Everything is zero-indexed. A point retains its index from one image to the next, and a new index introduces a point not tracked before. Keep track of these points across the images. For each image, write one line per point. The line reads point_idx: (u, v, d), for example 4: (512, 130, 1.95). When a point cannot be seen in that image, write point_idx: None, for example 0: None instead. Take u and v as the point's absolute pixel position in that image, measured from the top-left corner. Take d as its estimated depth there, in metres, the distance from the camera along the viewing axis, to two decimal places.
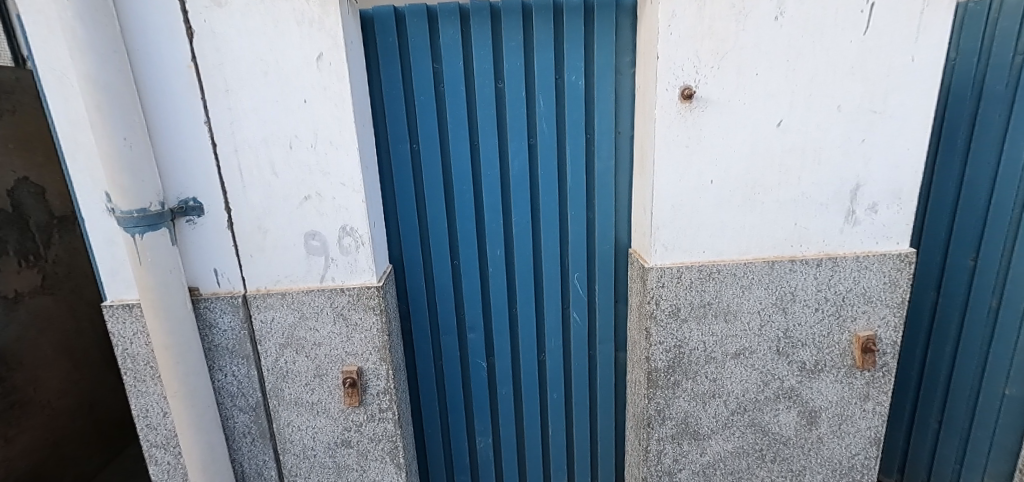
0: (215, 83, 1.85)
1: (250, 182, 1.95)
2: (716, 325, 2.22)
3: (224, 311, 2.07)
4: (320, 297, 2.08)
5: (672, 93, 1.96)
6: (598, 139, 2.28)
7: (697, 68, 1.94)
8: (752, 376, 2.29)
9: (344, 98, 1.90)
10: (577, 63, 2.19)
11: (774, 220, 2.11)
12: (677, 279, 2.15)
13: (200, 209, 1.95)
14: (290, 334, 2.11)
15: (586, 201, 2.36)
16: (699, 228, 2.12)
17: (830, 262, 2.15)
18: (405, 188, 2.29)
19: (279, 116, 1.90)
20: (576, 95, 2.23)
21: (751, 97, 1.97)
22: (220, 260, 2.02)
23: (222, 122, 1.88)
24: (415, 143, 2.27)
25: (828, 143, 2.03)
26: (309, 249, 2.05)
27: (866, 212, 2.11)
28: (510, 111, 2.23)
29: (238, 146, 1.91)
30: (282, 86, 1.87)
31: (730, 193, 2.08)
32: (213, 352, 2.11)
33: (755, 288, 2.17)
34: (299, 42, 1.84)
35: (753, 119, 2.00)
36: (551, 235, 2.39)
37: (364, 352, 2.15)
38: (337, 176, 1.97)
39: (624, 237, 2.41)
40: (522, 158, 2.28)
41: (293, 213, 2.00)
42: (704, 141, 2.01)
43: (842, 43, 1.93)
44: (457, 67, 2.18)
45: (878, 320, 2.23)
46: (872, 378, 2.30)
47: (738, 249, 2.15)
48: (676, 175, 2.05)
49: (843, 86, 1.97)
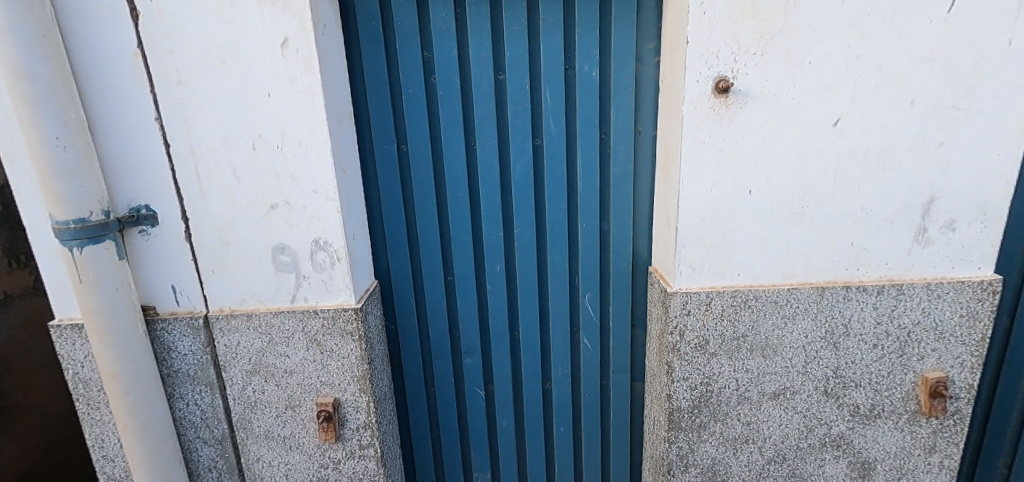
0: (166, 73, 1.59)
1: (209, 188, 1.70)
2: (751, 361, 1.88)
3: (184, 334, 1.82)
4: (290, 320, 1.82)
5: (705, 85, 1.62)
6: (614, 139, 1.96)
7: (736, 55, 1.60)
8: (794, 421, 1.94)
9: (315, 91, 1.62)
10: (590, 50, 1.87)
11: (825, 239, 1.76)
12: (705, 307, 1.83)
13: (154, 218, 1.71)
14: (258, 360, 1.87)
15: (600, 212, 2.05)
16: (734, 246, 1.78)
17: (893, 290, 1.79)
18: (392, 196, 2.00)
19: (240, 112, 1.64)
20: (589, 88, 1.91)
21: (802, 90, 1.62)
22: (178, 274, 1.78)
23: (175, 119, 1.63)
24: (404, 144, 1.97)
25: (896, 147, 1.67)
26: (278, 265, 1.79)
27: (940, 231, 1.74)
28: (512, 108, 1.93)
29: (194, 147, 1.66)
30: (243, 77, 1.61)
31: (773, 205, 1.73)
32: (172, 378, 1.87)
33: (800, 319, 1.83)
34: (261, 25, 1.57)
35: (802, 118, 1.65)
36: (558, 250, 2.08)
37: (341, 382, 1.90)
38: (308, 182, 1.70)
39: (643, 253, 2.10)
40: (525, 161, 1.98)
41: (259, 224, 1.74)
42: (743, 143, 1.67)
43: (920, 22, 1.56)
44: (451, 57, 1.88)
45: (951, 360, 1.85)
46: (940, 427, 1.92)
47: (781, 272, 1.80)
48: (707, 183, 1.71)
49: (918, 77, 1.60)
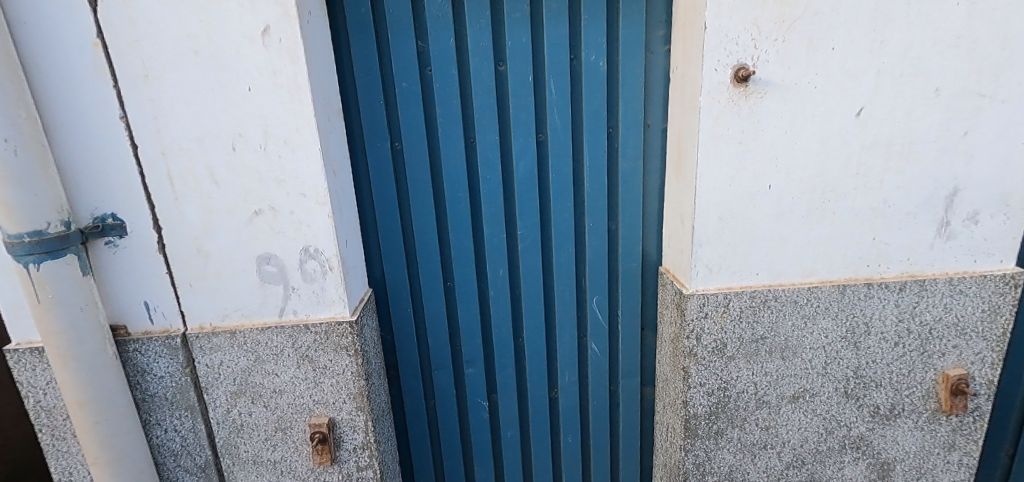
0: (131, 66, 1.42)
1: (184, 193, 1.53)
2: (770, 363, 1.80)
3: (159, 354, 1.66)
4: (279, 336, 1.67)
5: (724, 74, 1.52)
6: (623, 134, 1.85)
7: (756, 42, 1.50)
8: (813, 424, 1.87)
9: (301, 85, 1.47)
10: (597, 39, 1.76)
11: (846, 235, 1.68)
12: (723, 309, 1.73)
13: (122, 228, 1.54)
14: (243, 380, 1.71)
15: (608, 210, 1.94)
16: (753, 245, 1.69)
17: (915, 286, 1.72)
18: (387, 198, 1.86)
19: (217, 109, 1.47)
20: (595, 79, 1.79)
21: (825, 79, 1.54)
22: (151, 290, 1.61)
23: (143, 118, 1.46)
24: (398, 142, 1.83)
25: (920, 138, 1.59)
26: (263, 276, 1.63)
27: (963, 223, 1.68)
28: (514, 101, 1.80)
29: (166, 148, 1.49)
30: (218, 70, 1.44)
31: (793, 200, 1.64)
32: (147, 403, 1.70)
33: (821, 318, 1.75)
34: (239, 12, 1.41)
35: (825, 108, 1.56)
36: (564, 252, 1.97)
37: (336, 401, 1.75)
38: (295, 185, 1.55)
39: (653, 253, 2.00)
40: (528, 158, 1.86)
41: (242, 232, 1.58)
42: (763, 135, 1.58)
43: (947, 6, 1.48)
44: (448, 48, 1.74)
45: (971, 356, 1.80)
46: (959, 424, 1.87)
47: (800, 271, 1.72)
48: (725, 178, 1.62)
49: (944, 63, 1.53)
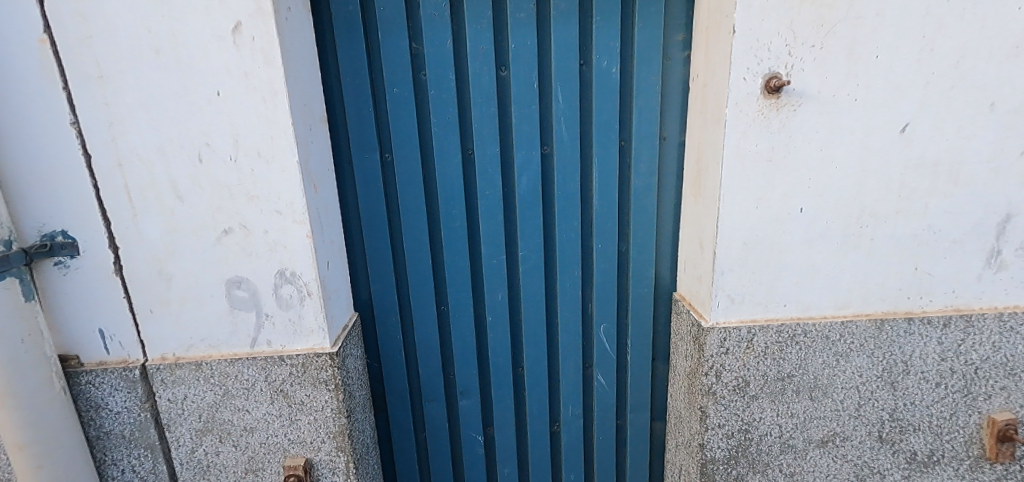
0: (82, 66, 1.25)
1: (144, 210, 1.36)
2: (798, 404, 1.62)
3: (116, 388, 1.48)
4: (250, 369, 1.50)
5: (753, 84, 1.35)
6: (636, 147, 1.68)
7: (791, 48, 1.33)
8: (843, 470, 1.69)
9: (276, 89, 1.30)
10: (610, 42, 1.59)
11: (886, 265, 1.51)
12: (746, 344, 1.56)
13: (74, 247, 1.37)
14: (210, 416, 1.53)
15: (618, 231, 1.77)
16: (782, 274, 1.51)
17: (961, 322, 1.55)
18: (375, 214, 1.69)
19: (182, 115, 1.30)
20: (607, 87, 1.63)
21: (866, 91, 1.37)
22: (106, 316, 1.43)
23: (97, 124, 1.29)
24: (388, 153, 1.66)
25: (971, 158, 1.42)
26: (232, 302, 1.45)
27: (1015, 253, 1.51)
28: (517, 111, 1.63)
29: (123, 159, 1.32)
30: (182, 72, 1.27)
31: (827, 225, 1.47)
32: (102, 442, 1.52)
33: (855, 356, 1.58)
34: (206, 6, 1.24)
35: (866, 123, 1.39)
36: (570, 275, 1.80)
37: (314, 440, 1.57)
38: (268, 202, 1.38)
39: (667, 278, 1.83)
40: (532, 173, 1.69)
41: (209, 253, 1.41)
42: (796, 152, 1.41)
43: (1006, 10, 1.31)
44: (445, 51, 1.57)
45: (1020, 399, 1.62)
46: (1005, 474, 1.69)
47: (833, 303, 1.54)
48: (752, 200, 1.44)
49: (1001, 75, 1.36)
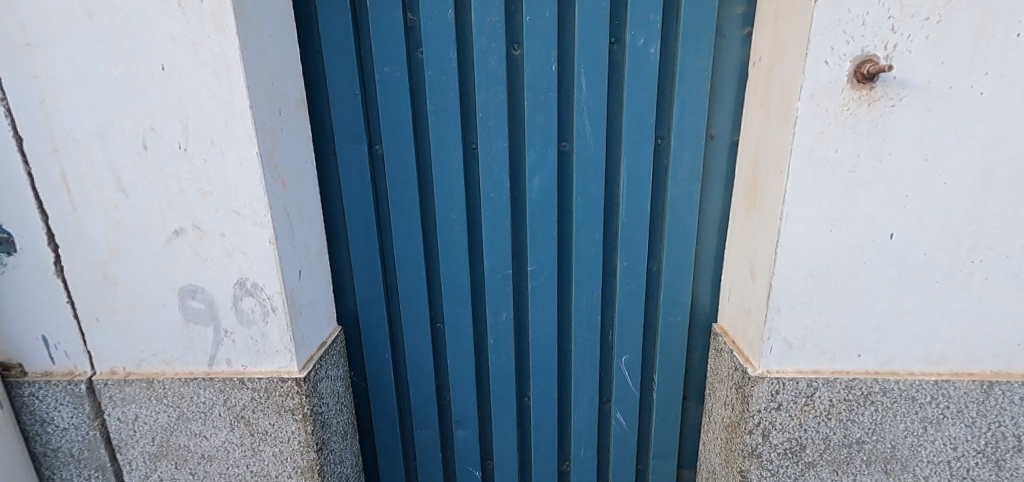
0: (8, 32, 1.06)
1: (85, 204, 1.17)
2: (866, 477, 1.29)
3: (60, 403, 1.31)
4: (207, 391, 1.30)
5: (837, 70, 1.02)
6: (675, 147, 1.37)
7: (893, 22, 0.99)
8: None
9: (230, 64, 1.07)
10: (650, 15, 1.28)
11: (1002, 312, 1.15)
12: (805, 401, 1.24)
13: (8, 243, 1.19)
14: (164, 440, 1.34)
15: (649, 246, 1.47)
16: (858, 316, 1.18)
17: None
18: (361, 215, 1.45)
19: (121, 92, 1.09)
20: (643, 71, 1.32)
21: (997, 81, 1.01)
22: (47, 321, 1.26)
23: (27, 101, 1.10)
24: (378, 144, 1.41)
25: None
26: (186, 313, 1.25)
27: None
28: (531, 98, 1.35)
29: (58, 144, 1.13)
30: (120, 40, 1.06)
31: (925, 258, 1.12)
32: (49, 459, 1.36)
33: (949, 424, 1.23)
34: None
35: (993, 125, 1.03)
36: (588, 296, 1.51)
37: (279, 475, 1.36)
38: (224, 200, 1.16)
39: (706, 305, 1.52)
40: (546, 174, 1.41)
41: (159, 257, 1.21)
42: (890, 161, 1.07)
43: None
44: (446, 24, 1.31)
45: None
46: None
47: (925, 357, 1.20)
48: (825, 221, 1.12)
49: None
